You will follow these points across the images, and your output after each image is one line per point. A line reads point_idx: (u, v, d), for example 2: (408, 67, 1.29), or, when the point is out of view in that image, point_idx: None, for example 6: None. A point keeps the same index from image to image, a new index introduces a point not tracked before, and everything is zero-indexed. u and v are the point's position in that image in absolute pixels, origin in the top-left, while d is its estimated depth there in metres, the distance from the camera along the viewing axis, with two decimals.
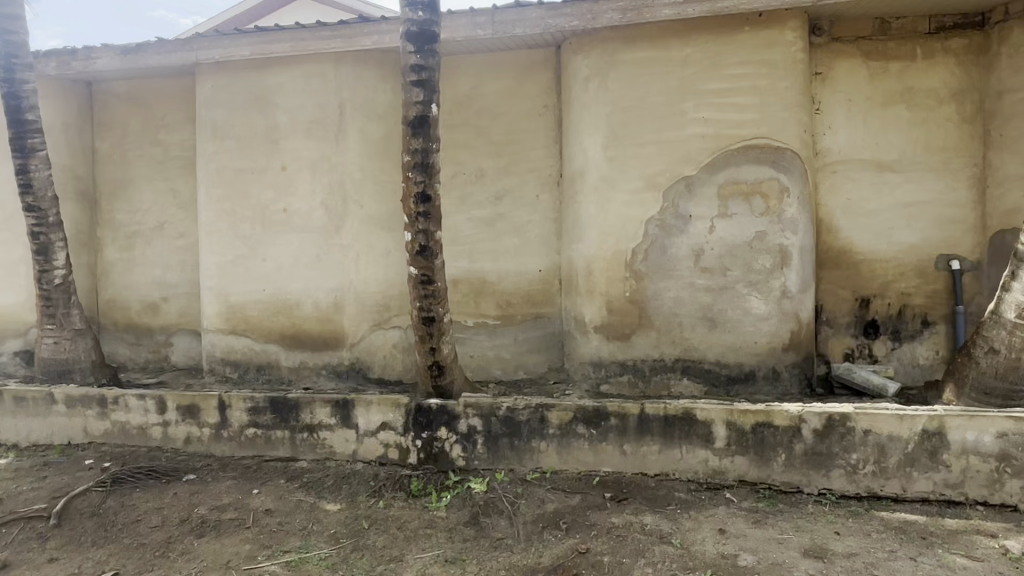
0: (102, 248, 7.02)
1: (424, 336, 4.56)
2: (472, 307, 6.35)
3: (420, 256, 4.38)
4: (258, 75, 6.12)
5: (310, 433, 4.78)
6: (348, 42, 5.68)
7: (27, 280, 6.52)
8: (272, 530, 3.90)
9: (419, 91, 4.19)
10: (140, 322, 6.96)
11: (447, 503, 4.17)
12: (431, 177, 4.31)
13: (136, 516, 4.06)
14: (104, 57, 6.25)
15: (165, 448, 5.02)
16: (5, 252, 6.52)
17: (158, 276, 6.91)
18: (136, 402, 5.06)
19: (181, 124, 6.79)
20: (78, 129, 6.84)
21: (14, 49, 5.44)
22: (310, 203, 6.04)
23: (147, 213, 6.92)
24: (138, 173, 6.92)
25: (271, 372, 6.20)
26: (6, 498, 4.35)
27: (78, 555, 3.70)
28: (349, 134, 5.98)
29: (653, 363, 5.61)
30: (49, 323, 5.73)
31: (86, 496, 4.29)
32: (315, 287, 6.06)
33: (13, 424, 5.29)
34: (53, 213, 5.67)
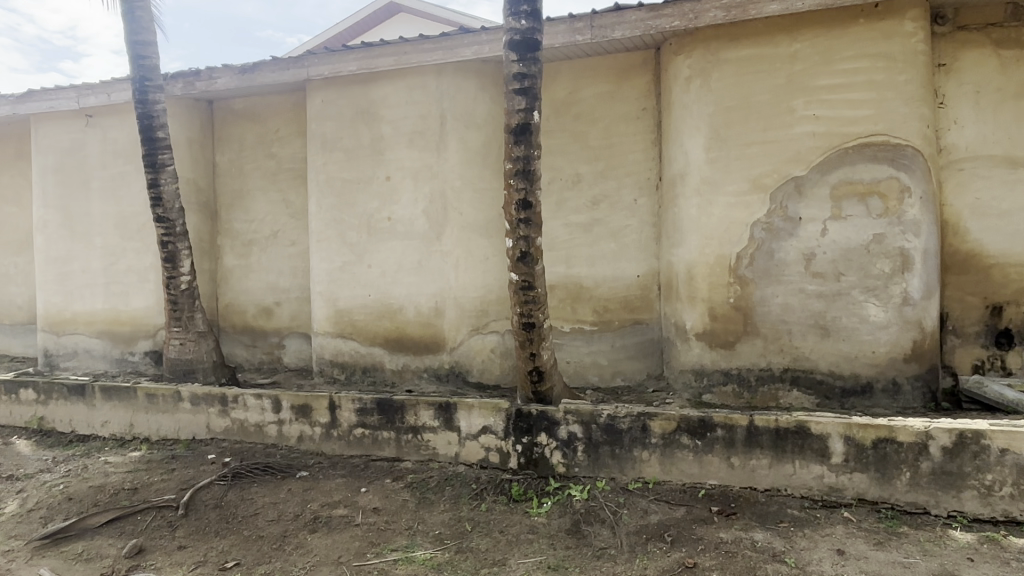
0: (222, 256, 7.49)
1: (524, 342, 4.57)
2: (568, 312, 6.32)
3: (521, 261, 4.40)
4: (364, 89, 6.35)
5: (414, 435, 4.90)
6: (449, 53, 5.80)
7: (157, 285, 7.03)
8: (379, 528, 4.01)
9: (521, 98, 4.22)
10: (255, 325, 7.37)
11: (548, 509, 4.15)
12: (532, 184, 4.32)
13: (254, 510, 4.28)
14: (225, 77, 6.67)
15: (279, 445, 5.28)
16: (138, 260, 7.07)
17: (271, 282, 7.29)
18: (254, 401, 5.35)
19: (293, 137, 7.15)
20: (201, 144, 7.34)
21: (148, 73, 5.90)
22: (412, 211, 6.20)
23: (262, 222, 7.32)
24: (254, 185, 7.33)
25: (376, 374, 6.40)
26: (140, 487, 4.70)
27: (204, 544, 3.95)
28: (449, 143, 6.10)
29: (760, 372, 5.38)
30: (176, 325, 6.16)
31: (209, 489, 4.57)
32: (417, 293, 6.21)
33: (145, 419, 5.71)
34: (180, 223, 6.09)
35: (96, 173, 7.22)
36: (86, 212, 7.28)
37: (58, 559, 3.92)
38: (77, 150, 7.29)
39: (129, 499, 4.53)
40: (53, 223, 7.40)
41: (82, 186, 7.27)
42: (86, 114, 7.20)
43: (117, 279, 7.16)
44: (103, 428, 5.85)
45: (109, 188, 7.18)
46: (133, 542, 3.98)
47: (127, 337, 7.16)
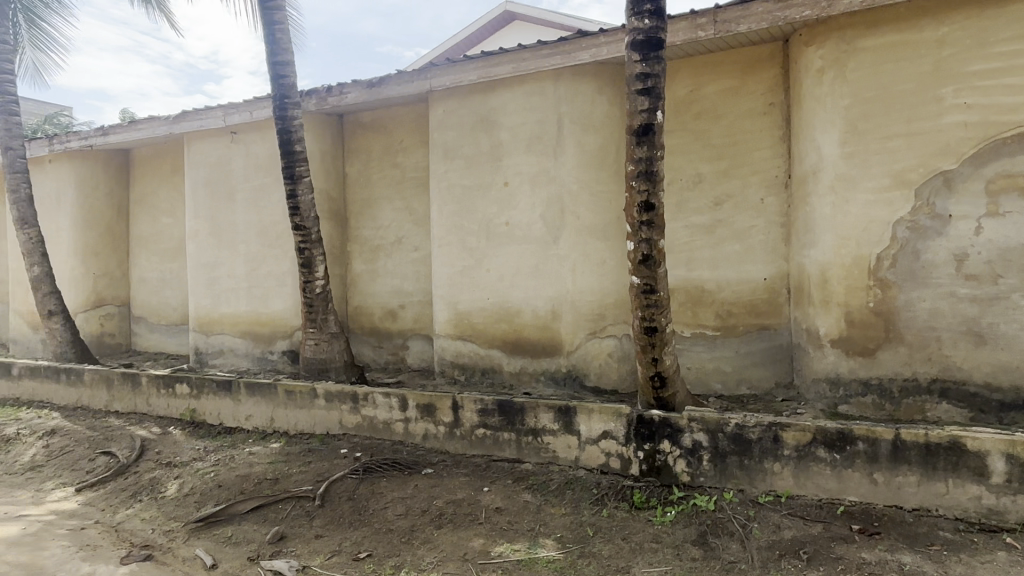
0: (351, 261, 7.89)
1: (645, 346, 4.48)
2: (690, 316, 6.15)
3: (643, 264, 4.32)
4: (483, 97, 6.48)
5: (535, 437, 4.93)
6: (567, 57, 5.81)
7: (293, 289, 7.50)
8: (503, 528, 4.06)
9: (645, 99, 4.15)
10: (381, 327, 7.70)
11: (673, 518, 4.04)
12: (654, 185, 4.24)
13: (384, 503, 4.45)
14: (354, 91, 7.03)
15: (406, 443, 5.48)
16: (277, 265, 7.58)
17: (396, 286, 7.59)
18: (382, 399, 5.58)
19: (416, 147, 7.42)
20: (333, 156, 7.76)
21: (287, 91, 6.31)
22: (530, 216, 6.25)
23: (387, 229, 7.64)
24: (380, 193, 7.67)
25: (494, 377, 6.50)
26: (281, 477, 5.02)
27: (339, 534, 4.17)
28: (567, 147, 6.09)
29: (903, 383, 5.00)
30: (312, 326, 6.54)
31: (343, 481, 4.81)
32: (535, 296, 6.25)
33: (284, 413, 6.10)
34: (315, 231, 6.47)
35: (240, 185, 7.81)
36: (231, 221, 7.88)
37: (212, 541, 4.26)
38: (224, 165, 7.91)
39: (271, 488, 4.85)
40: (203, 233, 8.07)
41: (228, 198, 7.88)
42: (232, 131, 7.80)
43: (258, 283, 7.71)
44: (248, 421, 6.31)
45: (251, 199, 7.74)
46: (276, 529, 4.26)
47: (267, 337, 7.69)
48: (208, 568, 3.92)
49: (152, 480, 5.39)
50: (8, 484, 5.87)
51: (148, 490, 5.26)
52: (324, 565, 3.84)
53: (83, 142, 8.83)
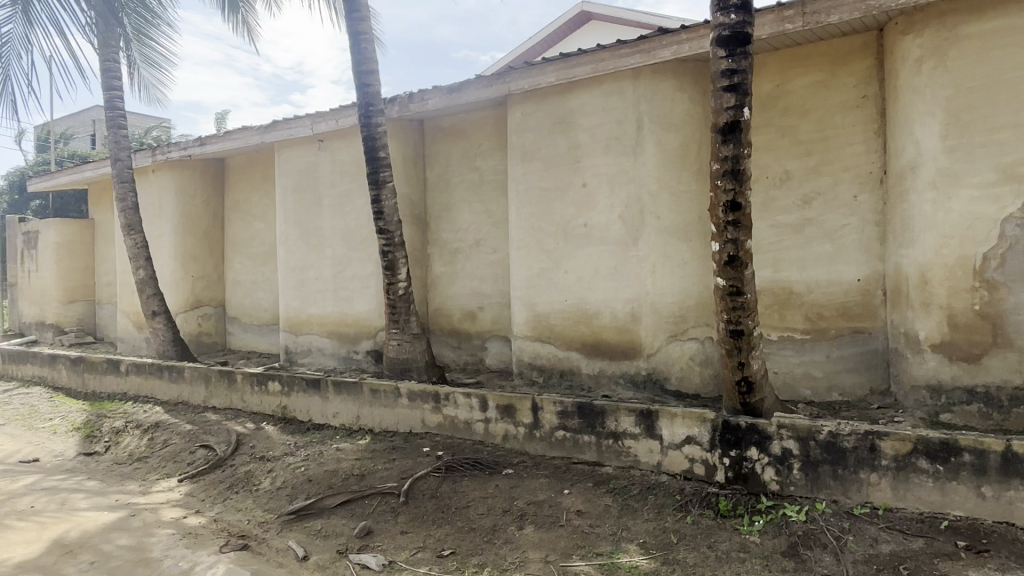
0: (431, 263, 8.04)
1: (731, 350, 4.36)
2: (777, 319, 5.95)
3: (728, 266, 4.22)
4: (562, 98, 6.47)
5: (615, 440, 4.89)
6: (647, 56, 5.73)
7: (377, 291, 7.71)
8: (585, 531, 4.04)
9: (731, 96, 4.05)
10: (461, 328, 7.81)
11: (761, 528, 3.91)
12: (741, 184, 4.12)
13: (466, 502, 4.51)
14: (435, 97, 7.17)
15: (486, 443, 5.54)
16: (361, 268, 7.81)
17: (475, 288, 7.68)
18: (463, 399, 5.66)
19: (494, 150, 7.49)
20: (414, 161, 7.93)
21: (371, 98, 6.50)
22: (609, 217, 6.20)
23: (466, 231, 7.74)
24: (459, 196, 7.79)
25: (573, 379, 6.48)
26: (367, 474, 5.17)
27: (423, 531, 4.25)
28: (647, 146, 6.01)
29: (1013, 392, 4.65)
30: (394, 327, 6.71)
31: (426, 479, 4.90)
32: (614, 298, 6.19)
33: (369, 412, 6.28)
34: (398, 234, 6.63)
35: (327, 191, 8.09)
36: (318, 226, 8.17)
37: (303, 534, 4.43)
38: (311, 171, 8.21)
39: (358, 484, 5.00)
40: (292, 237, 8.41)
41: (315, 203, 8.18)
42: (319, 139, 8.09)
43: (344, 285, 7.96)
44: (335, 418, 6.53)
45: (337, 204, 8.01)
46: (363, 524, 4.39)
47: (352, 337, 7.93)
48: (299, 559, 4.07)
49: (247, 473, 5.65)
50: (119, 474, 6.29)
51: (244, 483, 5.52)
52: (409, 561, 3.93)
53: (183, 152, 9.38)
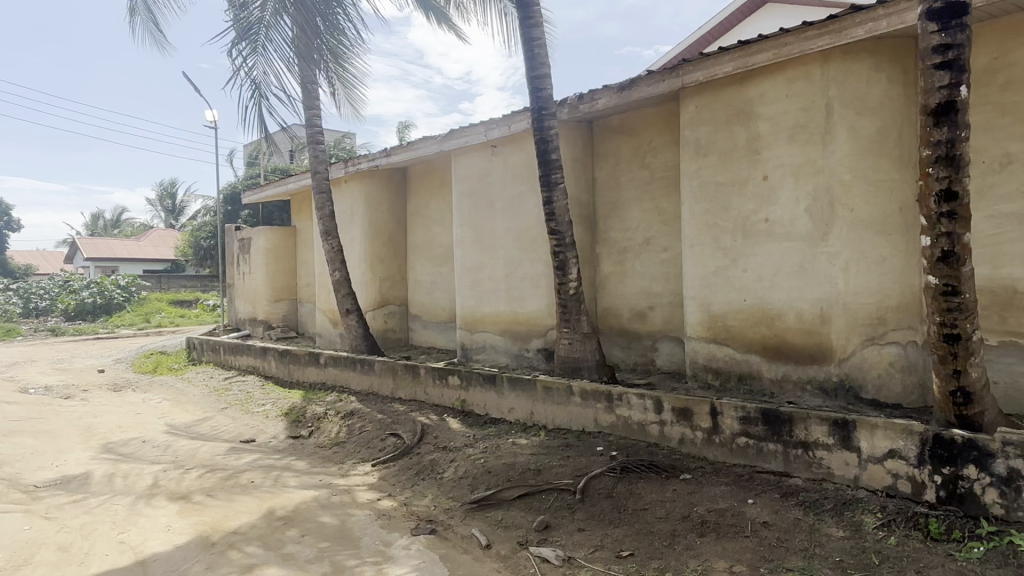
0: (601, 263, 8.03)
1: (944, 356, 3.92)
2: (996, 322, 5.27)
3: (942, 263, 3.82)
4: (739, 88, 6.18)
5: (805, 450, 4.60)
6: (837, 36, 5.31)
7: (548, 290, 7.85)
8: (772, 544, 3.83)
9: (945, 73, 3.66)
10: (631, 328, 7.73)
11: (981, 556, 3.47)
12: (957, 171, 3.71)
13: (643, 504, 4.45)
14: (605, 96, 7.15)
15: (662, 446, 5.44)
16: (532, 268, 7.98)
17: (646, 287, 7.56)
18: (637, 400, 5.60)
19: (666, 146, 7.31)
20: (583, 161, 7.96)
21: (543, 102, 6.62)
22: (794, 212, 5.84)
23: (636, 230, 7.64)
24: (629, 195, 7.70)
25: (753, 383, 6.17)
26: (543, 469, 5.27)
27: (601, 530, 4.27)
28: (837, 134, 5.57)
29: None
30: (566, 326, 6.78)
31: (602, 478, 4.89)
32: (799, 298, 5.81)
33: (542, 409, 6.41)
34: (569, 235, 6.68)
35: (500, 194, 8.34)
36: (492, 228, 8.46)
37: (485, 523, 4.62)
38: (485, 176, 8.52)
39: (535, 479, 5.12)
40: (467, 239, 8.77)
41: (489, 206, 8.47)
42: (492, 145, 8.36)
43: (516, 285, 8.18)
44: (510, 414, 6.74)
45: (509, 207, 8.24)
46: (541, 518, 4.50)
47: (524, 335, 8.14)
48: (483, 547, 4.25)
49: (432, 462, 6.00)
50: (321, 457, 6.93)
51: (428, 471, 5.87)
52: (589, 558, 3.97)
53: (371, 163, 10.14)
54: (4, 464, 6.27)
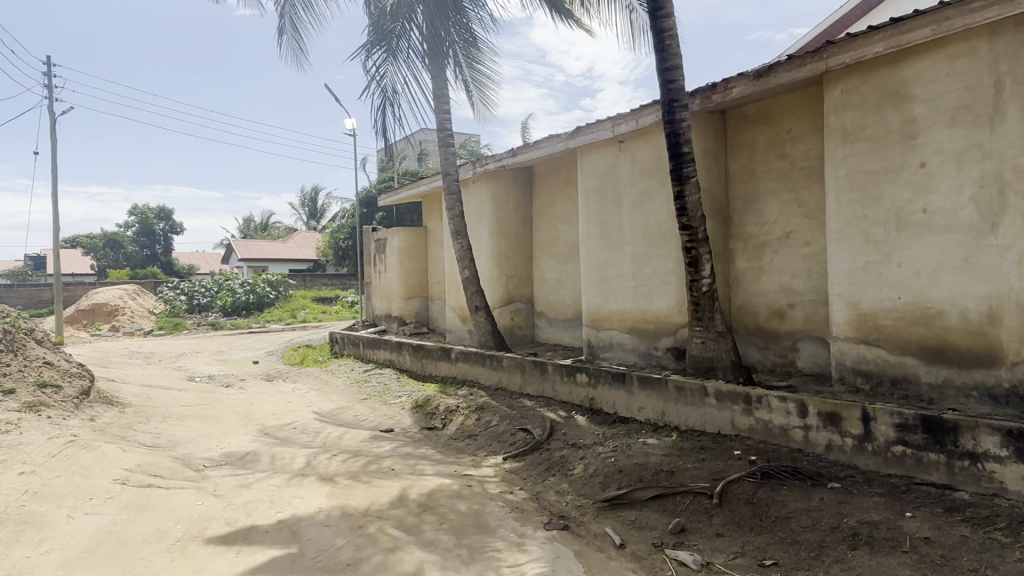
0: (735, 259, 7.72)
1: None
2: None
3: None
4: (892, 69, 5.72)
5: (973, 462, 4.20)
6: (1010, 5, 4.79)
7: (678, 288, 7.63)
8: (935, 562, 3.52)
9: None
10: (768, 327, 7.39)
11: None
12: None
13: (787, 512, 4.23)
14: (740, 85, 6.87)
15: (806, 452, 5.15)
16: (661, 264, 7.79)
17: (785, 284, 7.19)
18: (778, 403, 5.34)
19: (807, 134, 6.91)
20: (716, 153, 7.68)
21: (674, 95, 6.46)
22: (957, 201, 5.33)
23: (774, 224, 7.28)
24: (766, 187, 7.35)
25: (908, 387, 5.71)
26: (677, 471, 5.14)
27: (741, 537, 4.11)
28: (1009, 113, 5.03)
29: None
30: (699, 325, 6.58)
31: (741, 483, 4.69)
32: (964, 295, 5.30)
33: (674, 409, 6.26)
34: (701, 230, 6.48)
35: (626, 190, 8.19)
36: (618, 225, 8.32)
37: (617, 522, 4.59)
38: (612, 172, 8.38)
39: (669, 480, 5.01)
40: (594, 236, 8.70)
41: (615, 203, 8.34)
42: (619, 140, 8.21)
43: (644, 282, 8.02)
44: (640, 413, 6.64)
45: (637, 202, 8.06)
46: (676, 520, 4.40)
47: (653, 333, 7.97)
48: (617, 546, 4.22)
49: (562, 458, 6.03)
50: (454, 448, 7.16)
51: (559, 467, 5.90)
52: (728, 565, 3.84)
53: (498, 163, 10.31)
54: (178, 444, 6.95)
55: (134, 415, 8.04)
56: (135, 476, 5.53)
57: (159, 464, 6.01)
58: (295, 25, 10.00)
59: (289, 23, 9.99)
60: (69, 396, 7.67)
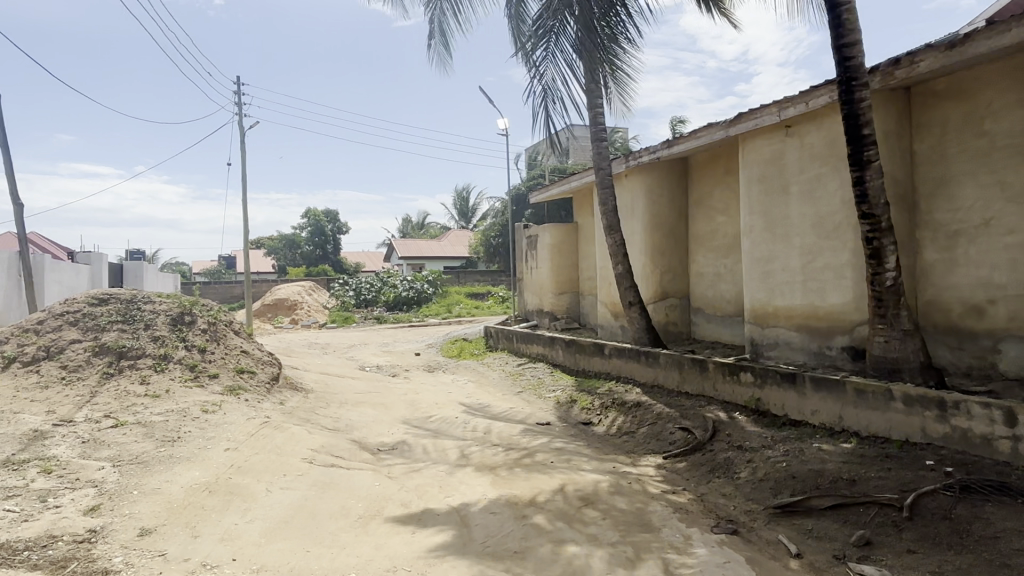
0: (922, 250, 7.01)
1: None
2: None
3: None
4: None
5: None
6: None
7: (854, 282, 7.05)
8: None
9: None
10: (962, 325, 6.65)
11: None
12: None
13: (994, 532, 3.77)
14: (929, 58, 6.20)
15: (1015, 466, 4.57)
16: (835, 257, 7.24)
17: (983, 276, 6.42)
18: (979, 409, 4.79)
19: (1012, 108, 6.11)
20: (899, 135, 7.00)
21: (853, 73, 5.97)
22: None
23: (971, 210, 6.52)
24: (960, 169, 6.60)
25: None
26: (858, 480, 4.76)
27: (939, 555, 3.73)
28: None
29: None
30: (880, 322, 6.05)
31: (935, 496, 4.25)
32: None
33: (853, 412, 5.81)
34: (885, 218, 5.95)
35: (795, 178, 7.69)
36: (786, 215, 7.82)
37: (792, 531, 4.34)
38: (778, 160, 7.90)
39: (850, 489, 4.65)
40: (757, 228, 8.25)
41: (782, 192, 7.86)
42: (785, 125, 7.73)
43: (815, 276, 7.49)
44: (813, 416, 6.23)
45: (807, 191, 7.54)
46: (861, 532, 4.08)
47: (825, 331, 7.44)
48: (793, 556, 4.00)
49: (727, 460, 5.80)
50: (612, 445, 7.12)
51: (724, 469, 5.68)
52: None
53: (652, 155, 10.08)
54: (354, 428, 7.50)
55: (315, 400, 8.78)
56: (320, 456, 6.03)
57: (339, 446, 6.51)
58: (443, 30, 10.32)
59: (437, 28, 10.33)
60: (262, 381, 8.52)
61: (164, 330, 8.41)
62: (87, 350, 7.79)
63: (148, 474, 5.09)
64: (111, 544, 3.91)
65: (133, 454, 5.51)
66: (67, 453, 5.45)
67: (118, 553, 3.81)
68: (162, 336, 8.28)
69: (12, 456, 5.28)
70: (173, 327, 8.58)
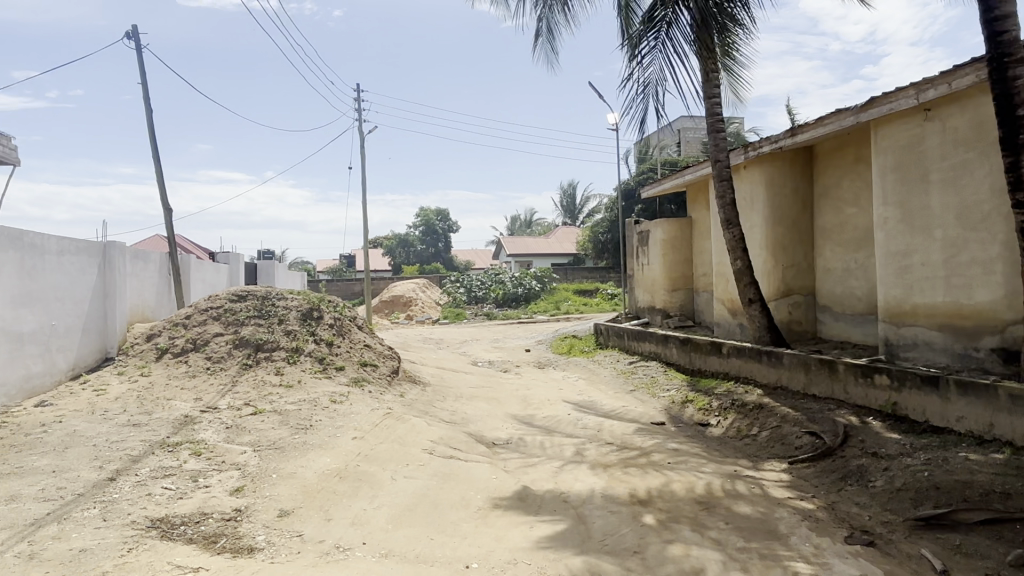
0: None
1: None
2: None
3: None
4: None
5: None
6: None
7: (1006, 277, 6.46)
8: None
9: None
10: None
11: None
12: None
13: None
14: None
15: None
16: (983, 251, 6.66)
17: None
18: None
19: None
20: None
21: (1006, 49, 5.45)
22: None
23: None
24: None
25: None
26: (1014, 494, 4.35)
27: None
28: None
29: None
30: None
31: None
32: None
33: (1006, 420, 5.32)
34: None
35: (936, 166, 7.12)
36: (925, 205, 7.26)
37: (937, 546, 4.03)
38: (915, 146, 7.34)
39: (1004, 504, 4.26)
40: (892, 220, 7.70)
41: (921, 180, 7.30)
42: (925, 108, 7.16)
43: (960, 272, 6.92)
44: (959, 423, 5.76)
45: (950, 179, 6.96)
46: (1018, 551, 3.73)
47: (972, 331, 6.86)
48: (939, 572, 3.71)
49: (860, 468, 5.46)
50: (732, 447, 6.89)
51: (857, 477, 5.35)
52: None
53: (774, 144, 9.63)
54: (470, 422, 7.69)
55: (433, 393, 9.07)
56: (440, 447, 6.23)
57: (457, 438, 6.69)
58: (551, 28, 10.34)
59: (544, 26, 10.35)
60: (383, 373, 8.90)
61: (295, 324, 8.96)
62: (228, 342, 8.43)
63: (285, 459, 5.44)
64: (254, 523, 4.22)
65: (271, 440, 5.91)
66: (214, 437, 5.93)
67: (261, 532, 4.10)
68: (294, 331, 8.83)
69: (169, 439, 5.81)
70: (303, 321, 9.13)
